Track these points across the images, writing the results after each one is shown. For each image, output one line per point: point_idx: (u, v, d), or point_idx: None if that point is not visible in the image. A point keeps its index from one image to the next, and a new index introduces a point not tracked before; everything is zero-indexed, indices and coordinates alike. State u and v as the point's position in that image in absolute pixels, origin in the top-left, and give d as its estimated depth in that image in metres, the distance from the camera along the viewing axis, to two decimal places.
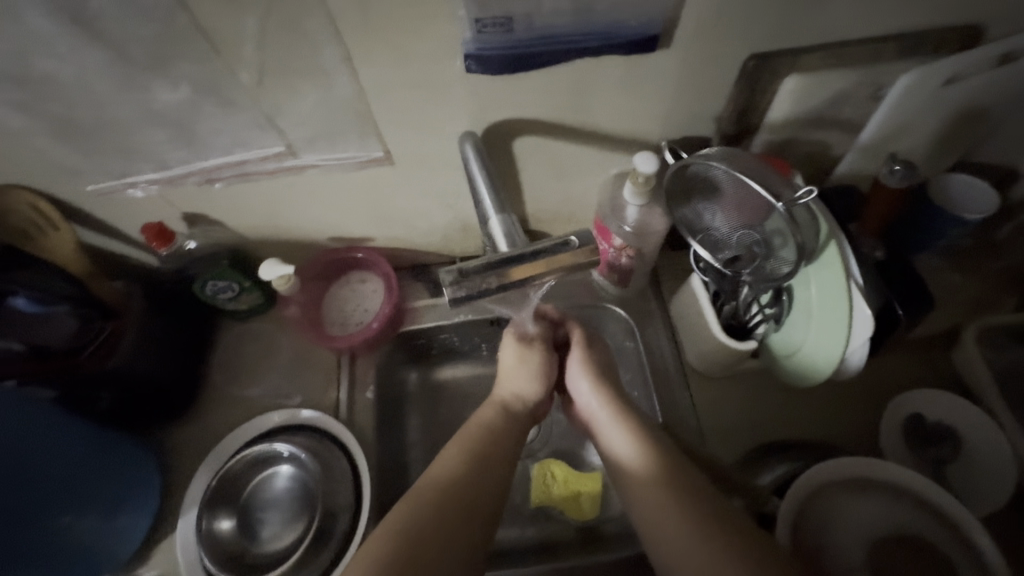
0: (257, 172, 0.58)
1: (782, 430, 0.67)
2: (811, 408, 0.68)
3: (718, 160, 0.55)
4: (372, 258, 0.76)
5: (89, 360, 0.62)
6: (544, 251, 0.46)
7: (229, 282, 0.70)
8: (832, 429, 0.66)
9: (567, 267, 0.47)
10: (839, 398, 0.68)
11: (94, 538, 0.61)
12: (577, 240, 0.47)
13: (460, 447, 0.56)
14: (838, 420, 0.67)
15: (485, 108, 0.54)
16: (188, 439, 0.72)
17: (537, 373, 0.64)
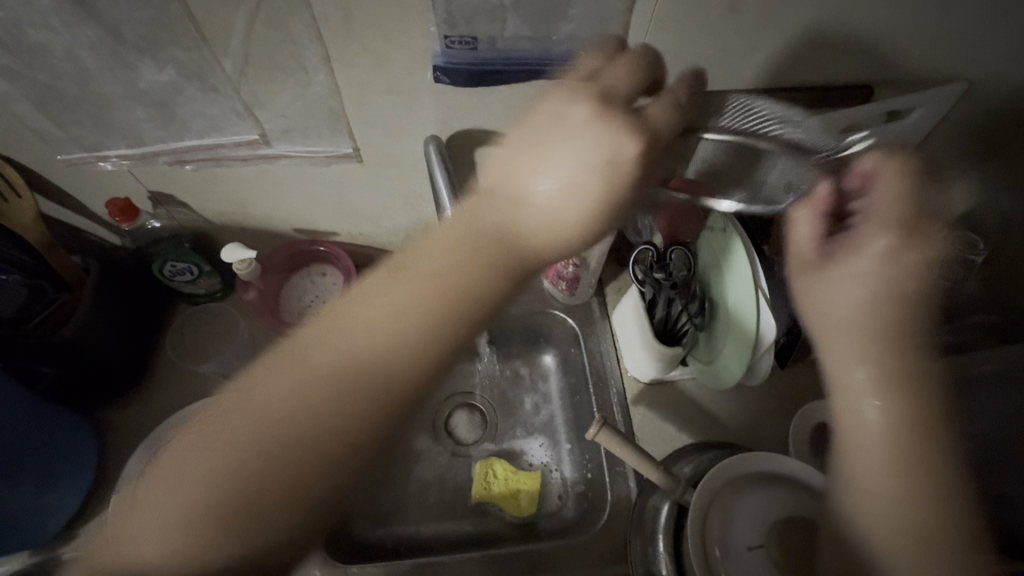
0: (230, 158, 0.61)
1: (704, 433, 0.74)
2: (730, 412, 0.75)
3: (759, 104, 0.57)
4: (335, 251, 0.78)
5: (36, 330, 0.63)
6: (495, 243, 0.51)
7: (188, 265, 0.71)
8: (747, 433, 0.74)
9: None
10: (755, 404, 0.76)
11: (24, 510, 0.60)
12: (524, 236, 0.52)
13: (337, 381, 0.50)
14: (753, 426, 0.74)
15: (450, 116, 0.60)
16: (130, 418, 0.72)
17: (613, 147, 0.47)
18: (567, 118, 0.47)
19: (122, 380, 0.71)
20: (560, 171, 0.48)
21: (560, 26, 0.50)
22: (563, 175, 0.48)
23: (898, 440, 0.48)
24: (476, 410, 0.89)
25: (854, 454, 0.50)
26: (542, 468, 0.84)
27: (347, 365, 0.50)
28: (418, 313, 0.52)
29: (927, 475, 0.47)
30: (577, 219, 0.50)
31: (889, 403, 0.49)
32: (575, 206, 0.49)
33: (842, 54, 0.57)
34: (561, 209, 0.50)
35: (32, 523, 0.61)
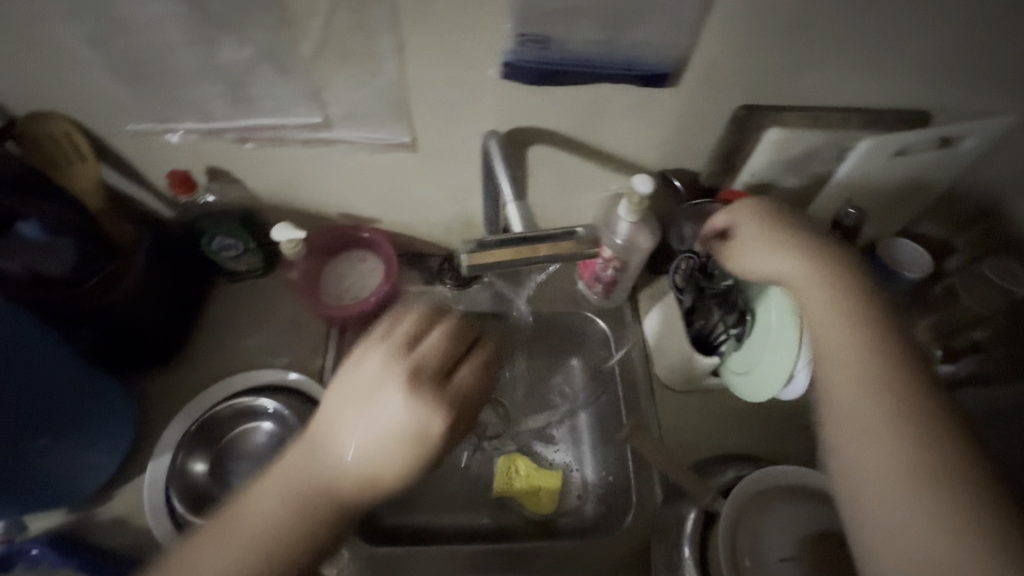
0: (291, 139, 0.62)
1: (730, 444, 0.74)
2: (757, 426, 0.76)
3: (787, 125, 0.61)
4: (378, 239, 0.79)
5: (89, 292, 0.63)
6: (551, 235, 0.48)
7: (235, 241, 0.74)
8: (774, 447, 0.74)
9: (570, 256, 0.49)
10: (783, 420, 0.76)
11: (67, 471, 0.60)
12: (584, 231, 0.49)
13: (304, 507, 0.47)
14: (781, 441, 0.74)
15: (509, 113, 0.60)
16: (167, 386, 0.73)
17: (437, 350, 0.51)
18: (375, 391, 0.49)
19: (163, 349, 0.73)
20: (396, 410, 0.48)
21: (631, 31, 0.51)
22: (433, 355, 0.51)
23: (869, 414, 0.48)
24: (500, 406, 0.89)
25: (851, 445, 0.48)
26: (562, 468, 0.85)
27: (326, 497, 0.47)
28: (280, 501, 0.47)
29: (940, 444, 0.45)
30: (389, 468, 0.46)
31: (904, 449, 0.45)
32: (397, 452, 0.46)
33: (904, 77, 0.57)
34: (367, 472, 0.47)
35: (72, 484, 0.62)
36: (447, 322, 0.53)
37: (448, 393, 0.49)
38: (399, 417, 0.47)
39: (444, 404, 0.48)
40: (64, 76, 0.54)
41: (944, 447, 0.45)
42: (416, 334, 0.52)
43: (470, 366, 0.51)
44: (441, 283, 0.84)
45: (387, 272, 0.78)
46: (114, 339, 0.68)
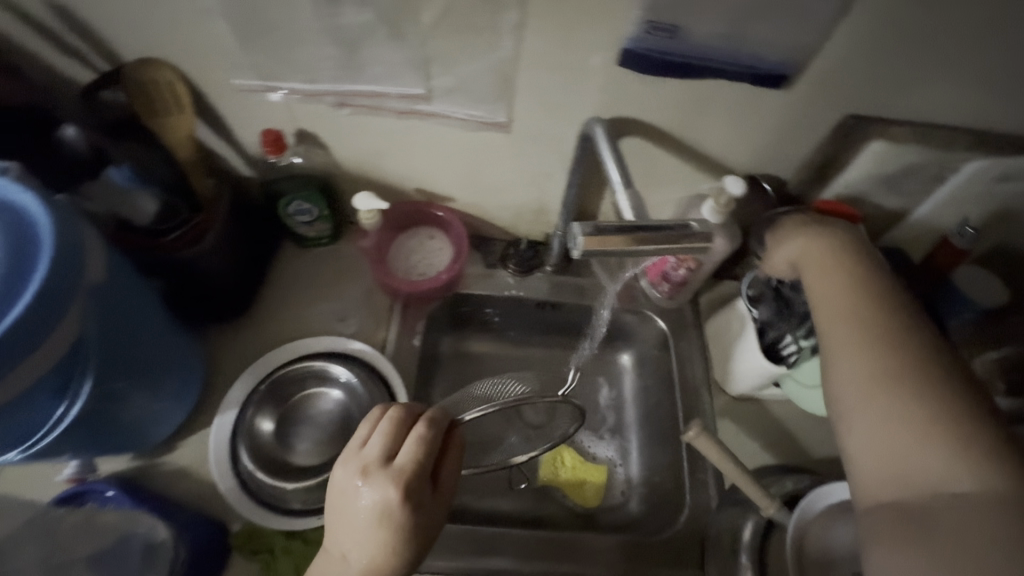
0: (389, 109, 0.62)
1: (787, 456, 0.74)
2: (815, 441, 0.75)
3: (883, 146, 0.60)
4: (451, 219, 0.79)
5: (171, 244, 0.63)
6: (668, 228, 0.48)
7: (312, 207, 0.73)
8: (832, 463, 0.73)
9: (682, 249, 0.49)
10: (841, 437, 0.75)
11: (144, 420, 0.61)
12: (696, 226, 0.49)
13: None
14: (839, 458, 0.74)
15: (611, 102, 0.60)
16: (234, 344, 0.74)
17: (395, 449, 0.49)
18: (337, 493, 0.48)
19: (231, 307, 0.73)
20: (365, 507, 0.47)
21: (758, 29, 0.50)
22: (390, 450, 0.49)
23: (859, 324, 0.50)
24: None
25: (842, 352, 0.49)
26: (607, 463, 0.84)
27: None
28: None
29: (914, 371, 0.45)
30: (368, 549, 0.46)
31: (857, 369, 0.47)
32: (372, 539, 0.46)
33: None
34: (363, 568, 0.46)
35: (144, 431, 0.62)
36: (391, 417, 0.51)
37: (401, 472, 0.47)
38: (365, 511, 0.46)
39: (398, 485, 0.47)
40: (186, 24, 0.54)
41: (932, 369, 0.45)
42: (363, 437, 0.50)
43: (412, 444, 0.49)
44: (504, 268, 0.84)
45: (458, 252, 0.78)
46: (190, 291, 0.68)
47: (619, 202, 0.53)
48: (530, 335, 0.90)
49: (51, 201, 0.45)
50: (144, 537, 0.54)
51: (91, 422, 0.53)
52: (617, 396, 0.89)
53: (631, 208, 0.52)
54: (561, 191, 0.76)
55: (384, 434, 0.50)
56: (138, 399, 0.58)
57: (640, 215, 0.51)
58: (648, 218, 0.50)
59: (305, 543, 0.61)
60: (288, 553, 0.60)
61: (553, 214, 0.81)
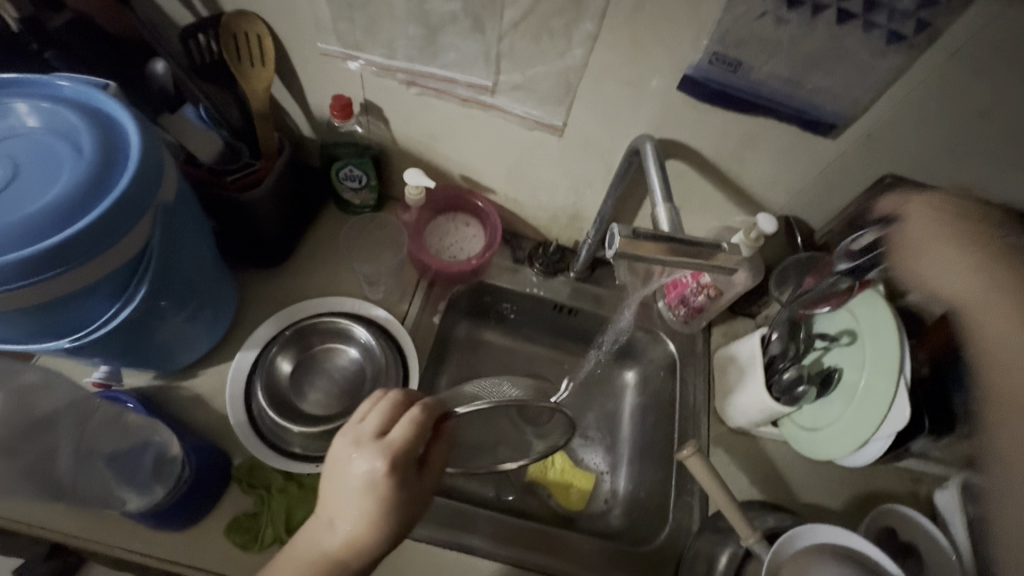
0: (455, 95, 0.66)
1: (774, 495, 0.75)
2: (804, 486, 0.76)
3: None
4: (489, 210, 0.82)
5: (229, 185, 0.67)
6: (701, 245, 0.50)
7: (362, 174, 0.77)
8: (819, 510, 0.74)
9: (711, 266, 0.51)
10: (831, 486, 0.76)
11: (175, 343, 0.64)
12: (728, 248, 0.51)
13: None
14: (826, 506, 0.74)
15: (664, 124, 0.63)
16: (264, 290, 0.77)
17: (386, 427, 0.49)
18: (333, 461, 0.49)
19: (269, 255, 0.76)
20: (353, 477, 0.47)
21: (815, 78, 0.53)
22: (383, 426, 0.49)
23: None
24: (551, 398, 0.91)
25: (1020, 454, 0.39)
26: (596, 472, 0.86)
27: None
28: None
29: None
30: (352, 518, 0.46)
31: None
32: (356, 507, 0.46)
33: None
34: (345, 536, 0.47)
35: (173, 354, 0.65)
36: (390, 397, 0.51)
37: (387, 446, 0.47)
38: (353, 480, 0.47)
39: (386, 457, 0.47)
40: None
41: None
42: (363, 413, 0.51)
43: (406, 422, 0.48)
44: (530, 266, 0.87)
45: (490, 243, 0.80)
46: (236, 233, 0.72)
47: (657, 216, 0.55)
48: (541, 335, 0.93)
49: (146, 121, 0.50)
50: (154, 449, 0.57)
51: (133, 331, 0.56)
52: (616, 410, 0.91)
53: (667, 224, 0.54)
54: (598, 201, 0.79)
55: (380, 411, 0.50)
56: (171, 323, 0.61)
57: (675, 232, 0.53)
58: (683, 233, 0.52)
59: (303, 488, 0.63)
60: (283, 493, 0.63)
61: (586, 222, 0.84)
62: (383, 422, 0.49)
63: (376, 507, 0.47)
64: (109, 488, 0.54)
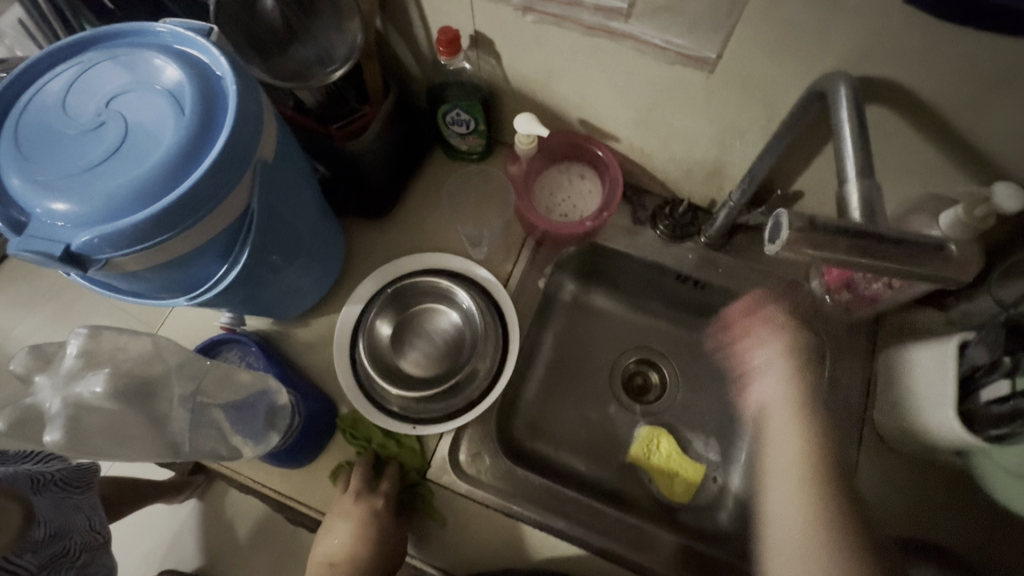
0: (577, 22, 0.55)
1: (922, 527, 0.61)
2: (955, 519, 0.61)
3: None
4: (610, 161, 0.71)
5: (336, 133, 0.64)
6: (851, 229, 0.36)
7: (470, 119, 0.69)
8: (962, 538, 0.61)
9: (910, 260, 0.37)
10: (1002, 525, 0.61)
11: (281, 301, 0.64)
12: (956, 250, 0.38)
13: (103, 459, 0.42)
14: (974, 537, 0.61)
15: (867, 54, 0.46)
16: (371, 241, 0.75)
17: (147, 174, 0.42)
18: (129, 180, 0.42)
19: (375, 204, 0.73)
20: (151, 164, 0.42)
21: None
22: (142, 158, 0.43)
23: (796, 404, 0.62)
24: (655, 370, 0.83)
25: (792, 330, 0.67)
26: (707, 465, 0.76)
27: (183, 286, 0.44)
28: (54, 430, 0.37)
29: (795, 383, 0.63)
30: (131, 184, 0.42)
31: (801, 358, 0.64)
32: (147, 163, 0.42)
33: None
34: (133, 176, 0.42)
35: (281, 305, 0.65)
36: (119, 197, 0.42)
37: (135, 176, 0.42)
38: (142, 160, 0.43)
39: (140, 178, 0.42)
40: None
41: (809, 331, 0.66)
42: (128, 165, 0.42)
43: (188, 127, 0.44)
44: (652, 227, 0.75)
45: (607, 200, 0.71)
46: (334, 176, 0.69)
47: (845, 195, 0.43)
48: (654, 304, 0.83)
49: (230, 51, 0.46)
50: (269, 399, 0.59)
51: (251, 289, 0.58)
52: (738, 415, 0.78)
53: (859, 202, 0.42)
54: (752, 151, 0.63)
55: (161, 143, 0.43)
56: (286, 274, 0.61)
57: (873, 220, 0.41)
58: (888, 223, 0.39)
59: (411, 453, 0.64)
60: (381, 447, 0.64)
61: (727, 181, 0.69)
62: (126, 209, 0.42)
63: (152, 176, 0.42)
64: (218, 438, 0.56)
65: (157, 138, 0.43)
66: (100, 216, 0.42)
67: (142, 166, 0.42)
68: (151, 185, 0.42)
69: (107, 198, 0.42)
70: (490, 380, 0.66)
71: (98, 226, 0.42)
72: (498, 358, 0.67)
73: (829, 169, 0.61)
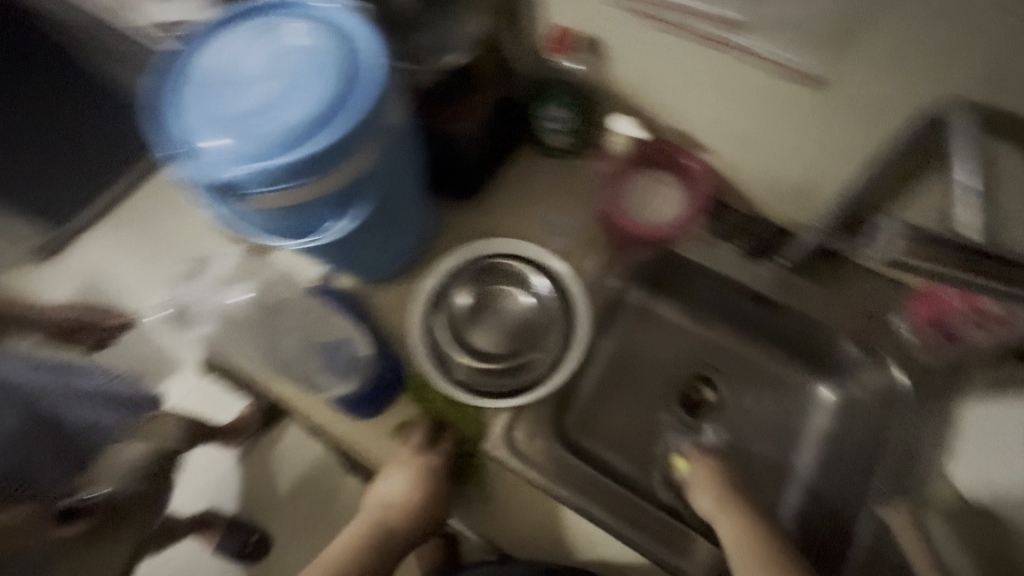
0: (693, 32, 0.58)
1: None
2: None
3: None
4: (699, 173, 0.73)
5: (443, 114, 0.69)
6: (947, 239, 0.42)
7: (566, 116, 0.73)
8: None
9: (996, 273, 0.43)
10: None
11: (371, 263, 0.69)
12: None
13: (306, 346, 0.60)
14: None
15: (990, 87, 0.47)
16: (454, 222, 0.79)
17: (295, 125, 0.48)
18: (280, 129, 0.48)
19: (463, 186, 0.77)
20: (299, 117, 0.48)
21: None
22: (292, 111, 0.48)
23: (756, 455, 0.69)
24: (711, 389, 0.82)
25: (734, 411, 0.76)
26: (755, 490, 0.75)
27: None
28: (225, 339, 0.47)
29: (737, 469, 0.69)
30: (281, 131, 0.48)
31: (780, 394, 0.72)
32: (296, 116, 0.48)
33: None
34: (284, 125, 0.48)
35: (370, 268, 0.70)
36: (270, 141, 0.47)
37: (285, 126, 0.48)
38: (292, 112, 0.48)
39: (289, 128, 0.48)
40: None
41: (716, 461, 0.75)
42: (281, 116, 0.48)
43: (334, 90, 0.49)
44: (732, 241, 0.75)
45: (691, 211, 0.72)
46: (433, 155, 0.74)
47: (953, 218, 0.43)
48: (720, 321, 0.83)
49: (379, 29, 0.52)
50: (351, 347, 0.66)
51: (350, 246, 0.63)
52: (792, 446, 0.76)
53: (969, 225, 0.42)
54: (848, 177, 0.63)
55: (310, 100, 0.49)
56: (380, 239, 0.65)
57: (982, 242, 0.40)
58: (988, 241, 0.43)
59: (470, 423, 0.67)
60: (443, 412, 0.67)
61: (816, 206, 0.69)
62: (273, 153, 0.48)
63: (299, 127, 0.48)
64: None
65: (307, 96, 0.49)
66: (252, 156, 0.48)
67: (293, 118, 0.48)
68: (297, 135, 0.48)
69: (259, 143, 0.47)
70: (554, 364, 0.69)
71: (249, 163, 0.47)
72: (565, 347, 0.69)
73: (929, 202, 0.60)
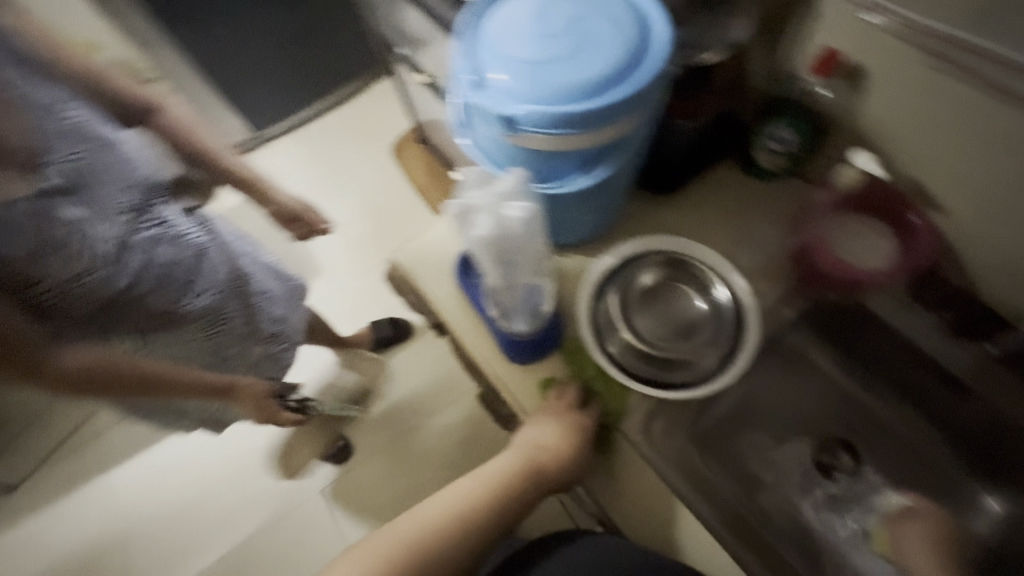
0: (987, 78, 0.56)
1: None
2: None
3: None
4: (924, 229, 0.71)
5: (678, 108, 0.72)
6: None
7: (792, 136, 0.74)
8: None
9: None
10: None
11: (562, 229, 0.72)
12: None
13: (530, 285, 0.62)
14: None
15: None
16: (640, 213, 0.80)
17: (578, 80, 0.53)
18: (565, 81, 0.53)
19: (662, 182, 0.79)
20: (585, 75, 0.53)
21: None
22: (580, 69, 0.53)
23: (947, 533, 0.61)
24: (848, 455, 0.75)
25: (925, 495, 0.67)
26: None
27: None
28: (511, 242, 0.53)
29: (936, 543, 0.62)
30: (567, 84, 0.53)
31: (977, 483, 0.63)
32: (582, 74, 0.53)
33: None
34: (568, 80, 0.53)
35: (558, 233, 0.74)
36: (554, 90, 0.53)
37: (570, 79, 0.53)
38: (578, 71, 0.53)
39: (574, 83, 0.53)
40: None
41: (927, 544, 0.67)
42: (568, 71, 0.54)
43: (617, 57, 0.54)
44: (936, 312, 0.72)
45: (906, 264, 0.71)
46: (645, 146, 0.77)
47: None
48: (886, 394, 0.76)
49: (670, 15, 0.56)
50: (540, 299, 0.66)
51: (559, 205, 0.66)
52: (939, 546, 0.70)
53: None
54: None
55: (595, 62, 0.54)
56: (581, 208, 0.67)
57: None
58: None
59: (618, 399, 0.69)
60: (594, 383, 0.70)
61: None
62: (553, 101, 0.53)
63: (581, 84, 0.53)
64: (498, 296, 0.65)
65: (595, 58, 0.54)
66: (535, 99, 0.53)
67: (579, 74, 0.53)
68: (578, 89, 0.53)
69: (545, 86, 0.53)
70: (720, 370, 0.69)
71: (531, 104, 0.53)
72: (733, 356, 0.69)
73: None
